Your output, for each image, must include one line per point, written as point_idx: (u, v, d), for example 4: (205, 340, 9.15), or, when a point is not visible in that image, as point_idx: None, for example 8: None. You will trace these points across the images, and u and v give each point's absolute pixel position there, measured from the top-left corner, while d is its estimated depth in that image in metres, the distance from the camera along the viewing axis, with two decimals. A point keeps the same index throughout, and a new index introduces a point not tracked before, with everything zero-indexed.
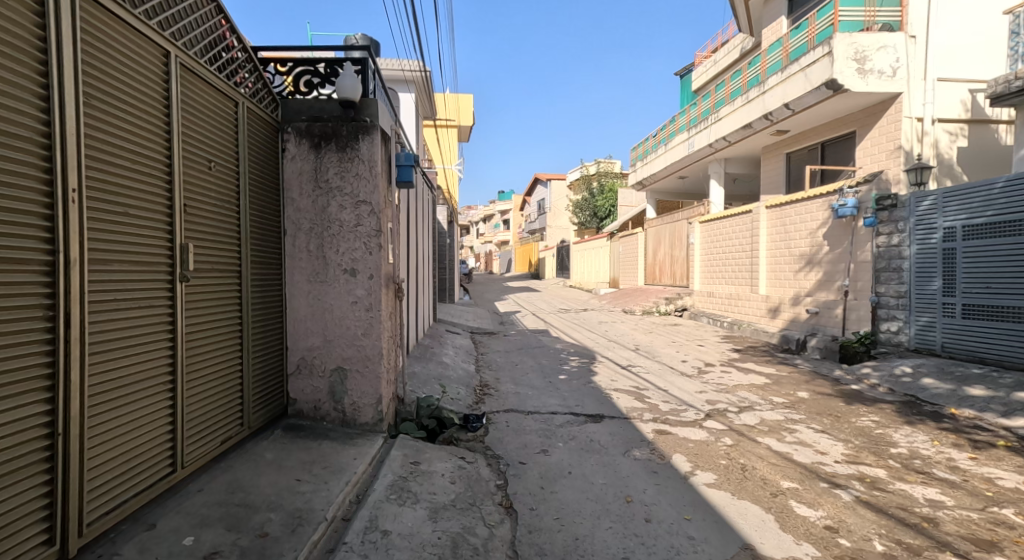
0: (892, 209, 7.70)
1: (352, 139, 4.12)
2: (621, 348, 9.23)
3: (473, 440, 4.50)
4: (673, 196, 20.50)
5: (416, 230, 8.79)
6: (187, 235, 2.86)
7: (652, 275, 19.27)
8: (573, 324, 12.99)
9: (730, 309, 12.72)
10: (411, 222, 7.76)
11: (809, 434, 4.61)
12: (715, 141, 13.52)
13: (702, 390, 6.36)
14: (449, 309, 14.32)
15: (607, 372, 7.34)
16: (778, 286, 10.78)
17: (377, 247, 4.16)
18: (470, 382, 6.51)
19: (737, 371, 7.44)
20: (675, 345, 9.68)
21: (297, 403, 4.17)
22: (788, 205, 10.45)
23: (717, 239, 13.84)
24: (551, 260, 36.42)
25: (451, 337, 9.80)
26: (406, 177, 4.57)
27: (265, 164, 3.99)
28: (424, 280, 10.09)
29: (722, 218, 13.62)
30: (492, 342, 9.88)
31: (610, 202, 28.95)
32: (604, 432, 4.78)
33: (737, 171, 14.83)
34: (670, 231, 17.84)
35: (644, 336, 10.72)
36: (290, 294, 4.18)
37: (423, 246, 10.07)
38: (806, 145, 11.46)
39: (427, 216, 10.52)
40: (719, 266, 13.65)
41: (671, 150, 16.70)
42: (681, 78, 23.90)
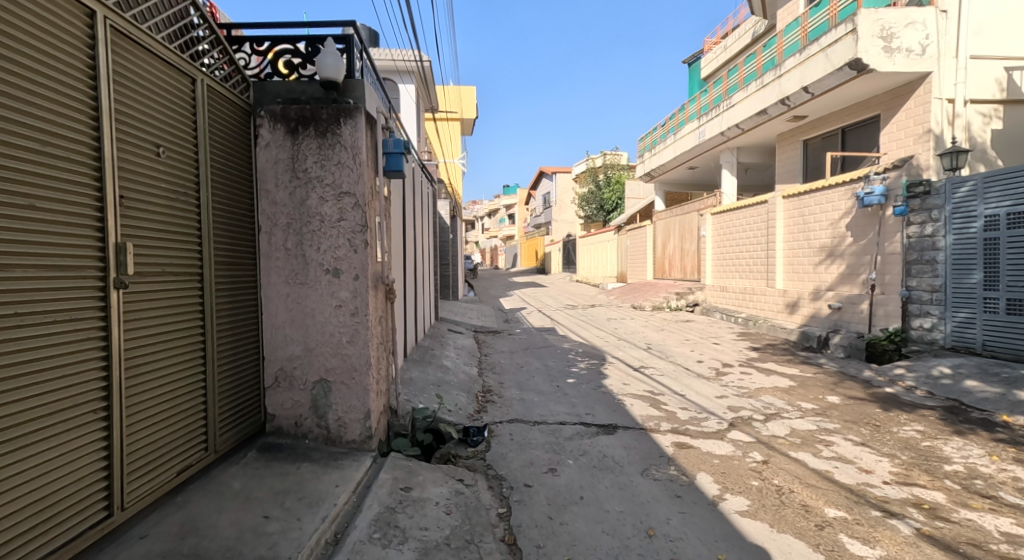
0: (925, 196, 7.17)
1: (334, 123, 3.65)
2: (632, 348, 8.76)
3: (474, 457, 4.05)
4: (683, 188, 19.98)
5: (415, 224, 8.35)
6: (126, 233, 2.43)
7: (661, 270, 18.77)
8: (581, 321, 12.53)
9: (745, 305, 12.22)
10: (407, 216, 7.30)
11: (848, 448, 4.14)
12: (727, 128, 13.01)
13: (723, 394, 5.89)
14: (453, 306, 13.87)
15: (619, 375, 6.88)
16: (798, 280, 10.26)
17: (363, 245, 3.70)
18: (472, 387, 6.07)
19: (758, 372, 6.96)
20: (689, 343, 9.20)
21: (275, 419, 3.71)
22: (808, 194, 9.95)
23: (730, 231, 13.34)
24: (557, 254, 35.93)
25: (453, 337, 9.35)
26: (396, 166, 4.08)
27: (233, 151, 3.53)
28: (425, 278, 9.65)
29: (734, 210, 13.12)
30: (496, 343, 9.43)
31: (617, 195, 28.41)
32: (619, 446, 4.32)
33: (749, 160, 14.29)
34: (680, 224, 17.34)
35: (655, 334, 10.24)
36: (266, 298, 3.73)
37: (424, 242, 9.63)
38: (824, 131, 10.93)
39: (427, 210, 10.08)
40: (732, 259, 13.14)
41: (680, 140, 16.18)
42: (689, 66, 23.37)
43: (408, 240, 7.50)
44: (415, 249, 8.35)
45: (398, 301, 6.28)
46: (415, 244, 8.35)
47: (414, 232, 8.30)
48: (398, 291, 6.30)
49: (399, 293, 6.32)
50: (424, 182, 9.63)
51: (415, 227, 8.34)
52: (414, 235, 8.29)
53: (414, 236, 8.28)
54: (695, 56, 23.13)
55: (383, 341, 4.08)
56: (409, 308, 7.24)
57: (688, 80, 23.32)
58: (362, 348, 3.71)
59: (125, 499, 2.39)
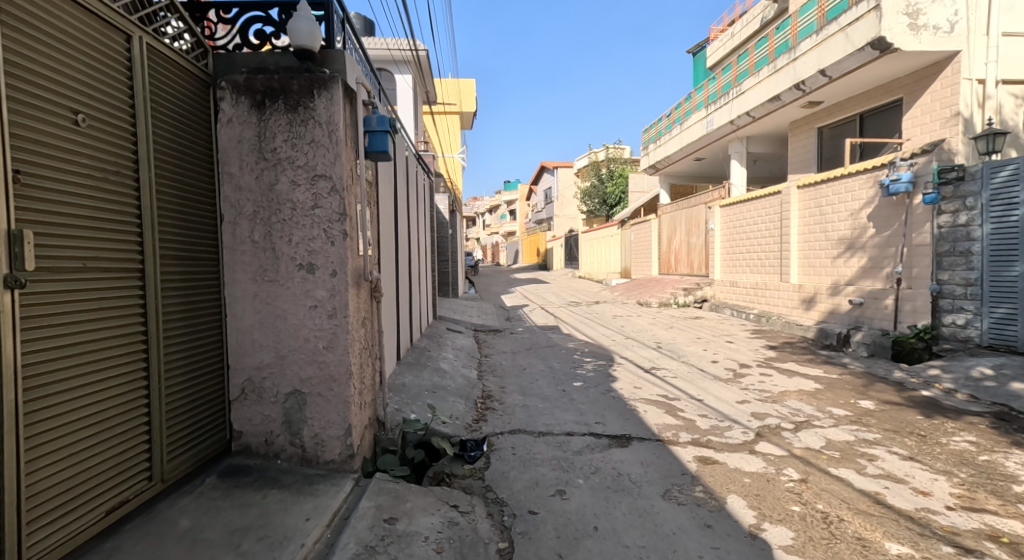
0: (958, 182, 6.68)
1: (306, 96, 3.15)
2: (642, 348, 8.28)
3: (471, 476, 3.58)
4: (688, 180, 19.49)
5: (410, 218, 7.86)
6: (22, 220, 2.02)
7: (667, 265, 18.28)
8: (586, 319, 12.04)
9: (756, 300, 11.72)
10: (400, 208, 6.80)
11: (895, 463, 3.66)
12: (737, 117, 12.51)
13: (745, 399, 5.40)
14: (452, 304, 13.38)
15: (629, 377, 6.40)
16: (815, 274, 9.75)
17: (342, 236, 3.22)
18: (471, 393, 5.59)
19: (779, 374, 6.48)
20: (701, 342, 8.72)
21: (241, 438, 3.21)
22: (825, 184, 9.46)
23: (740, 224, 12.83)
24: (559, 250, 35.45)
25: (453, 337, 8.88)
26: (380, 147, 3.57)
27: (190, 127, 3.00)
28: (422, 274, 9.15)
29: (744, 202, 12.62)
30: (497, 343, 8.95)
31: (620, 189, 27.92)
32: (635, 461, 3.84)
33: (759, 150, 13.79)
34: (687, 218, 16.83)
35: (664, 332, 9.76)
36: (230, 298, 3.22)
37: (421, 238, 9.14)
38: (840, 118, 10.46)
39: (423, 203, 9.58)
40: (743, 253, 12.64)
41: (687, 131, 15.66)
42: (694, 56, 22.86)
43: (402, 234, 7.01)
44: (410, 244, 7.87)
45: (390, 299, 5.79)
46: (410, 238, 7.86)
47: (409, 227, 7.81)
48: (390, 288, 5.81)
49: (390, 290, 5.84)
50: (419, 174, 9.13)
51: (409, 221, 7.85)
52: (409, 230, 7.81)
53: (409, 231, 7.80)
54: (700, 45, 22.58)
55: (366, 347, 3.60)
56: (403, 307, 6.75)
57: (694, 70, 22.79)
58: (342, 354, 3.23)
59: (25, 552, 2.00)
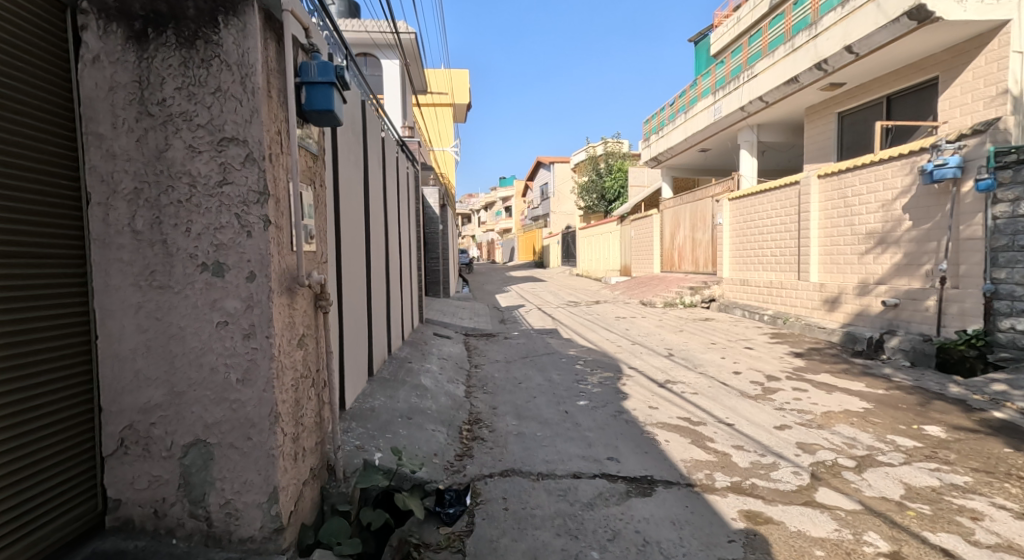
0: (1018, 166, 5.82)
1: (208, 25, 2.22)
2: (652, 357, 7.38)
3: (448, 548, 2.75)
4: (691, 173, 18.63)
5: (389, 211, 6.95)
6: None
7: (670, 262, 17.43)
8: (586, 321, 11.15)
9: (770, 300, 10.86)
10: (374, 198, 5.90)
11: (1010, 525, 2.77)
12: (748, 102, 11.63)
13: (784, 423, 4.50)
14: (442, 305, 12.45)
15: (641, 394, 5.51)
16: (839, 272, 8.88)
17: (263, 225, 2.31)
18: (455, 418, 4.68)
19: (815, 388, 5.61)
20: (716, 348, 7.83)
21: (121, 508, 2.28)
22: (850, 172, 8.59)
23: (752, 218, 11.97)
24: (556, 247, 34.57)
25: (440, 344, 7.96)
26: (323, 106, 2.63)
27: (31, 58, 2.06)
28: (406, 274, 8.23)
29: (756, 194, 11.76)
30: (490, 350, 8.03)
31: (618, 183, 27.02)
32: (664, 519, 2.94)
33: (770, 139, 12.91)
34: (692, 212, 15.99)
35: (675, 337, 8.86)
36: (103, 310, 2.26)
37: (404, 234, 8.22)
38: (865, 101, 9.63)
39: (407, 196, 8.67)
40: (756, 249, 11.78)
41: (692, 120, 14.77)
42: (696, 44, 21.99)
43: (378, 228, 6.07)
44: (390, 240, 6.95)
45: (358, 304, 4.87)
46: (390, 234, 6.95)
47: (388, 219, 6.89)
48: (358, 291, 4.89)
49: (359, 293, 4.91)
50: (402, 162, 8.19)
51: (389, 214, 6.93)
52: (388, 224, 6.89)
53: (388, 225, 6.88)
54: (701, 33, 21.67)
55: (303, 374, 2.67)
56: (378, 312, 5.83)
57: (696, 59, 21.93)
58: (264, 388, 2.32)
59: None
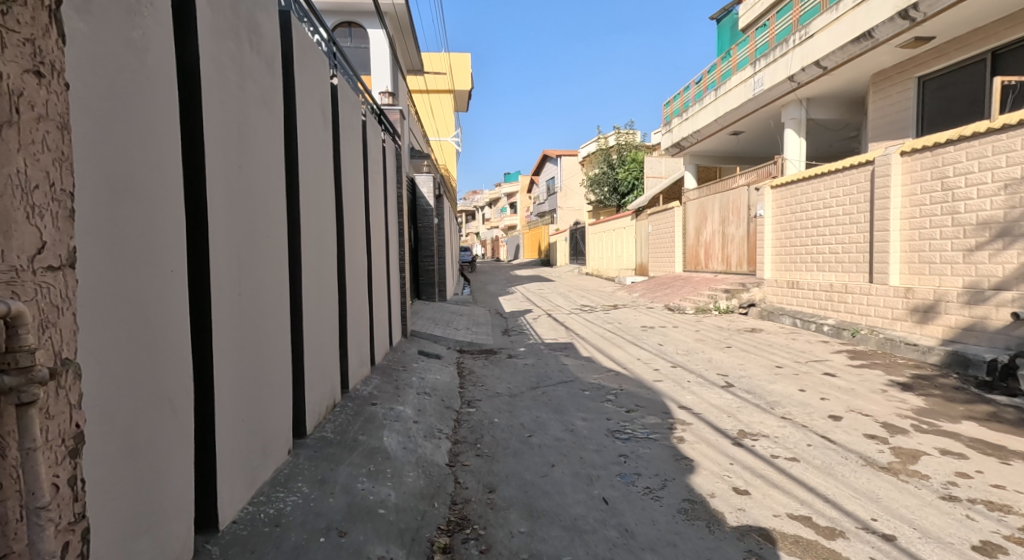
0: None
1: None
2: (704, 391, 5.52)
3: None
4: (717, 161, 16.75)
5: (353, 196, 5.16)
6: None
7: (695, 260, 15.57)
8: (607, 332, 9.32)
9: (830, 307, 8.98)
10: (320, 173, 4.10)
11: None
12: (801, 70, 9.76)
13: (985, 538, 2.65)
14: (437, 312, 10.65)
15: (713, 462, 3.68)
16: (932, 273, 7.01)
17: None
18: (422, 523, 2.85)
19: (977, 449, 3.72)
20: (786, 374, 5.98)
21: None
22: (951, 144, 6.71)
23: (804, 207, 10.11)
24: (564, 245, 32.73)
25: (425, 369, 6.14)
26: None
27: None
28: (382, 279, 6.45)
29: (809, 179, 9.89)
30: (489, 376, 6.21)
31: (632, 174, 25.04)
32: None
33: (821, 117, 11.02)
34: (724, 203, 14.11)
35: (724, 357, 7.01)
36: None
37: (380, 228, 6.46)
38: (958, 60, 7.76)
39: (386, 180, 6.92)
40: (809, 245, 9.90)
41: (726, 97, 12.93)
42: (718, 22, 20.12)
43: (328, 217, 4.29)
44: (353, 235, 5.17)
45: (274, 334, 3.07)
46: (353, 226, 5.16)
47: (352, 206, 5.11)
48: (275, 314, 3.08)
49: (278, 316, 3.11)
50: (376, 135, 6.41)
51: (352, 200, 5.15)
52: (351, 212, 5.10)
53: (351, 214, 5.08)
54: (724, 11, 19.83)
55: None
56: (322, 338, 4.04)
57: (719, 38, 20.11)
58: None
59: None
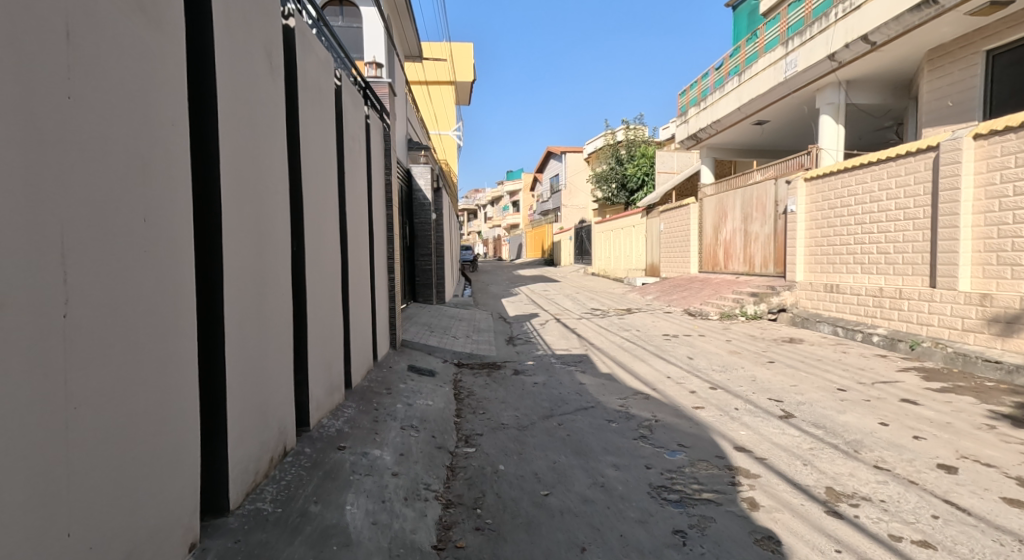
0: None
1: None
2: (759, 422, 4.44)
3: None
4: (738, 154, 15.66)
5: (323, 177, 4.10)
6: None
7: (715, 261, 14.52)
8: (626, 342, 8.24)
9: (879, 314, 7.89)
10: (266, 141, 3.03)
11: None
12: (843, 47, 8.70)
13: None
14: (434, 318, 9.61)
15: (809, 546, 2.60)
16: (1016, 277, 5.92)
17: None
18: None
19: None
20: (855, 400, 4.88)
21: None
22: None
23: (845, 201, 9.01)
24: (568, 244, 31.68)
25: (413, 392, 5.06)
26: None
27: None
28: (364, 282, 5.38)
29: (852, 169, 8.81)
30: (491, 400, 5.14)
31: (642, 170, 23.92)
32: None
33: (861, 101, 9.94)
34: (747, 198, 13.01)
35: (768, 375, 5.94)
36: None
37: (362, 222, 5.40)
38: None
39: (370, 164, 5.85)
40: (852, 244, 8.80)
41: (751, 82, 11.86)
42: (735, 9, 19.01)
43: (280, 203, 3.21)
44: (324, 228, 4.11)
45: (167, 372, 2.01)
46: (323, 216, 4.10)
47: (321, 191, 4.04)
48: (168, 339, 2.01)
49: (174, 343, 2.04)
50: (358, 108, 5.36)
51: (322, 183, 4.08)
52: (321, 198, 4.03)
53: (320, 202, 4.01)
54: None
55: None
56: (267, 365, 2.97)
57: (735, 26, 18.99)
58: None
59: None
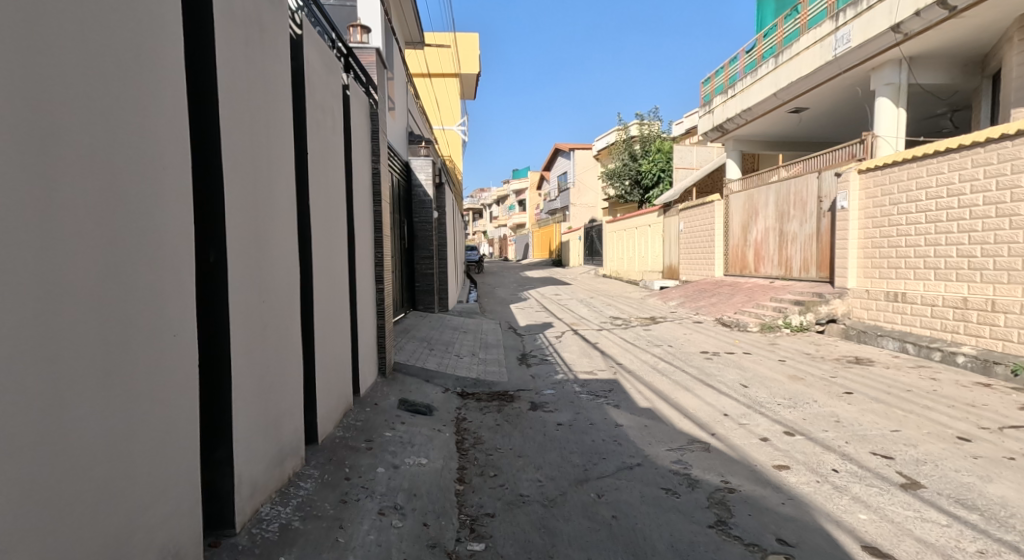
0: None
1: None
2: (873, 493, 3.23)
3: None
4: (767, 147, 14.43)
5: (270, 156, 2.90)
6: None
7: (745, 264, 13.31)
8: (659, 362, 7.02)
9: (964, 330, 6.64)
10: (127, 100, 1.83)
11: None
12: (913, 15, 7.50)
13: None
14: (435, 331, 8.42)
15: None
16: None
17: None
18: None
19: None
20: (996, 459, 3.61)
21: None
22: None
23: (911, 196, 7.76)
24: (577, 245, 30.51)
25: (401, 444, 3.86)
26: None
27: None
28: (339, 299, 4.19)
29: (922, 158, 7.55)
30: (504, 454, 3.93)
31: (657, 166, 22.66)
32: None
33: (926, 80, 8.69)
34: (782, 195, 11.78)
35: (850, 412, 4.71)
36: None
37: (337, 221, 4.20)
38: None
39: (351, 149, 4.65)
40: (921, 245, 7.54)
41: (792, 64, 10.65)
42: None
43: (170, 201, 2.00)
44: (273, 230, 2.91)
45: None
46: (272, 213, 2.90)
47: (267, 179, 2.84)
48: None
49: None
50: (333, 75, 4.18)
51: (269, 165, 2.89)
52: (267, 188, 2.83)
53: (266, 194, 2.82)
54: None
55: None
56: (131, 473, 1.78)
57: (760, 10, 17.69)
58: None
59: None
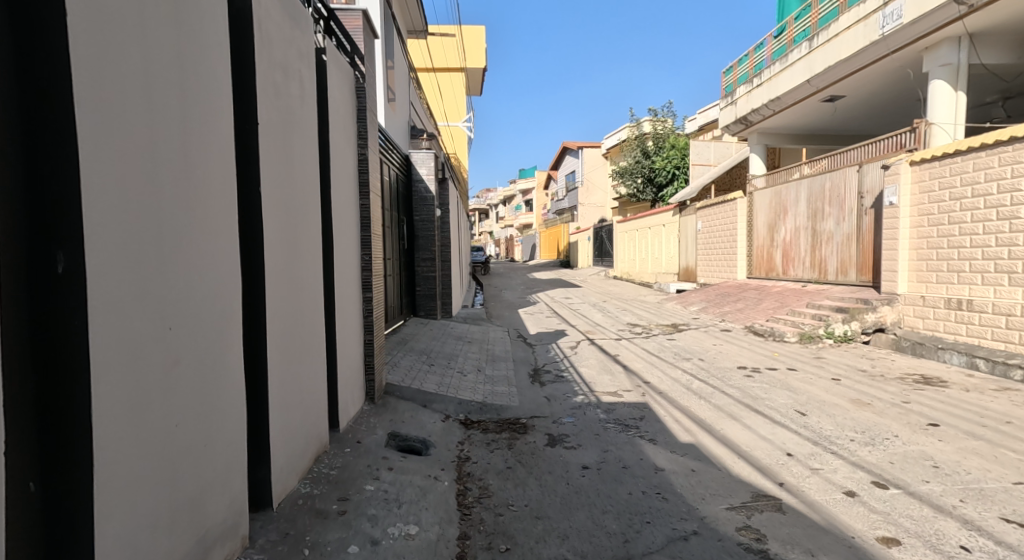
0: None
1: None
2: None
3: None
4: (794, 141, 13.50)
5: (185, 124, 2.04)
6: None
7: (772, 266, 12.38)
8: (692, 379, 6.12)
9: None
10: None
11: None
12: None
13: None
14: (436, 342, 7.54)
15: None
16: None
17: None
18: None
19: None
20: None
21: None
22: None
23: (977, 190, 6.84)
24: (587, 245, 29.59)
25: (384, 504, 2.97)
26: None
27: None
28: (309, 315, 3.31)
29: (992, 146, 6.63)
30: (518, 517, 3.04)
31: (671, 163, 21.68)
32: None
33: (989, 59, 7.81)
34: (814, 191, 10.83)
35: (947, 453, 3.77)
36: None
37: (307, 215, 3.33)
38: None
39: (329, 128, 3.77)
40: (992, 246, 6.62)
41: (829, 46, 9.75)
42: None
43: None
44: (191, 229, 2.05)
45: None
46: (191, 205, 2.04)
47: (177, 155, 1.97)
48: None
49: None
50: (303, 32, 3.30)
51: (185, 137, 2.03)
52: (176, 169, 1.96)
53: (174, 178, 1.94)
54: None
55: None
56: None
57: None
58: None
59: None
